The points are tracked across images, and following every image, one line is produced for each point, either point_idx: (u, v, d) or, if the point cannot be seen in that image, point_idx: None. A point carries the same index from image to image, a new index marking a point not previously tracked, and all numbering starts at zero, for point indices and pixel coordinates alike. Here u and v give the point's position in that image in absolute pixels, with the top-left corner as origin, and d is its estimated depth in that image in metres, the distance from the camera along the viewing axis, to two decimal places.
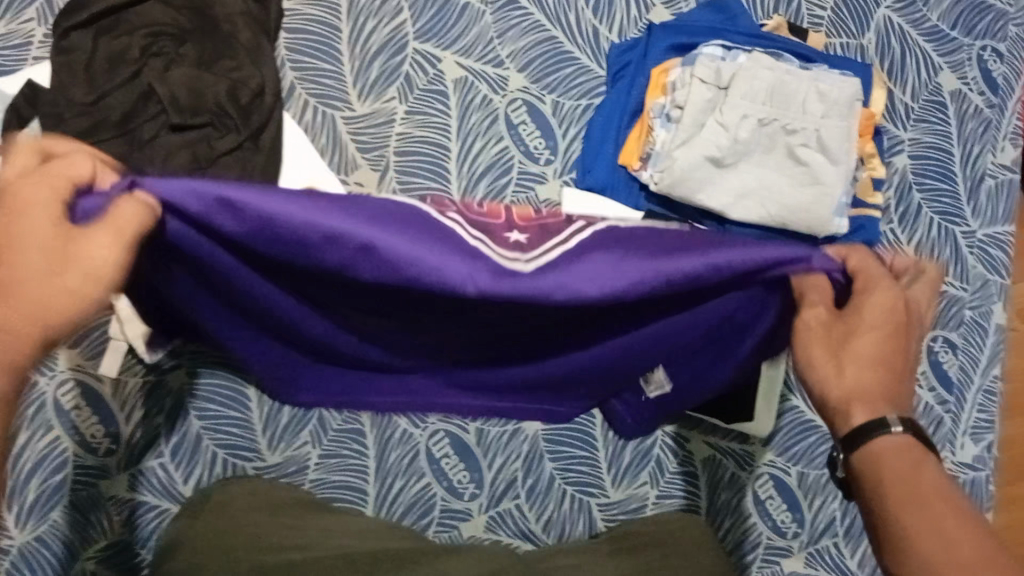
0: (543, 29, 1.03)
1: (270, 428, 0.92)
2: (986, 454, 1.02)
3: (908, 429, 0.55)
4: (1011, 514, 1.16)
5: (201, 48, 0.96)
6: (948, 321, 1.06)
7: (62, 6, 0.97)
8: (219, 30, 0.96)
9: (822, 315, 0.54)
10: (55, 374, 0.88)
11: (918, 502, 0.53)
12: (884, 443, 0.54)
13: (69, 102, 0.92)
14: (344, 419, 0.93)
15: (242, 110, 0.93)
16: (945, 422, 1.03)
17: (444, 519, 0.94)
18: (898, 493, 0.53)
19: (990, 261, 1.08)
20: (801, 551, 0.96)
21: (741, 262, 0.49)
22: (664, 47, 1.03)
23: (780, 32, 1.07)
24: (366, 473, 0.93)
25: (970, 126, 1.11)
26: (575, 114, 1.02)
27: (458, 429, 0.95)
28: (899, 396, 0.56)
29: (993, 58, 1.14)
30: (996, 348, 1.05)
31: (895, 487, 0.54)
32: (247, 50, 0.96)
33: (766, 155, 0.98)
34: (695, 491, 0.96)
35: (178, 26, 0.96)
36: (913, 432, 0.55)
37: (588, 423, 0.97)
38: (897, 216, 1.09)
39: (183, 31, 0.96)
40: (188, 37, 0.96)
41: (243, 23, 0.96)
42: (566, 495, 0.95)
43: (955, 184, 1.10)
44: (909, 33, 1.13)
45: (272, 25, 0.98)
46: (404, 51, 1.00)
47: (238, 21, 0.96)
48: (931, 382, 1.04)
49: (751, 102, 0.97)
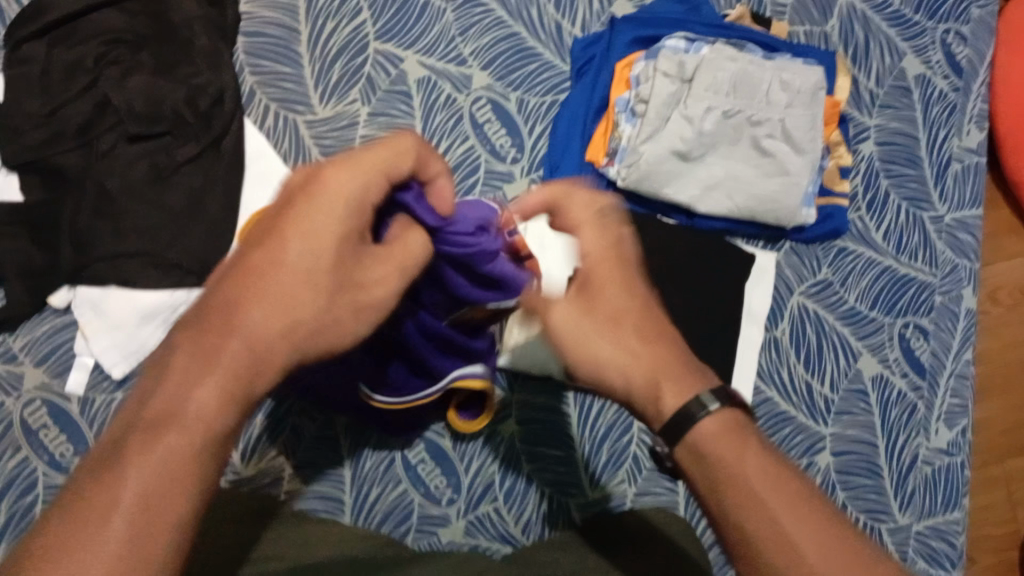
0: (505, 25, 1.02)
1: (242, 442, 0.92)
2: (961, 438, 1.02)
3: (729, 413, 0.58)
4: (988, 494, 1.16)
5: (157, 55, 0.94)
6: (918, 307, 1.06)
7: (15, 16, 0.95)
8: (176, 35, 0.95)
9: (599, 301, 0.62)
10: (21, 395, 0.86)
11: (763, 498, 0.54)
12: (708, 428, 0.57)
13: (25, 113, 0.91)
14: (318, 429, 0.93)
15: (201, 117, 0.93)
16: (920, 408, 1.03)
17: (422, 525, 0.93)
18: (746, 491, 0.54)
19: (958, 245, 1.08)
20: None
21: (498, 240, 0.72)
22: (626, 40, 1.02)
23: (743, 22, 1.07)
24: (343, 482, 0.92)
25: (935, 111, 1.11)
26: (540, 111, 1.01)
27: (434, 435, 0.95)
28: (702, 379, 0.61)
29: (957, 42, 1.14)
30: (968, 332, 1.06)
31: (747, 458, 0.56)
32: (205, 56, 0.95)
33: (732, 147, 0.97)
34: (672, 487, 0.97)
35: (135, 32, 0.95)
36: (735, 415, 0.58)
37: (565, 422, 0.97)
38: (864, 204, 1.09)
39: (140, 37, 0.95)
40: (144, 44, 0.95)
41: (201, 28, 0.95)
42: (544, 496, 0.94)
43: (922, 169, 1.10)
44: (872, 19, 1.13)
45: (230, 29, 0.97)
46: (365, 52, 0.99)
47: (195, 27, 0.95)
48: (903, 368, 1.04)
49: (715, 94, 0.97)
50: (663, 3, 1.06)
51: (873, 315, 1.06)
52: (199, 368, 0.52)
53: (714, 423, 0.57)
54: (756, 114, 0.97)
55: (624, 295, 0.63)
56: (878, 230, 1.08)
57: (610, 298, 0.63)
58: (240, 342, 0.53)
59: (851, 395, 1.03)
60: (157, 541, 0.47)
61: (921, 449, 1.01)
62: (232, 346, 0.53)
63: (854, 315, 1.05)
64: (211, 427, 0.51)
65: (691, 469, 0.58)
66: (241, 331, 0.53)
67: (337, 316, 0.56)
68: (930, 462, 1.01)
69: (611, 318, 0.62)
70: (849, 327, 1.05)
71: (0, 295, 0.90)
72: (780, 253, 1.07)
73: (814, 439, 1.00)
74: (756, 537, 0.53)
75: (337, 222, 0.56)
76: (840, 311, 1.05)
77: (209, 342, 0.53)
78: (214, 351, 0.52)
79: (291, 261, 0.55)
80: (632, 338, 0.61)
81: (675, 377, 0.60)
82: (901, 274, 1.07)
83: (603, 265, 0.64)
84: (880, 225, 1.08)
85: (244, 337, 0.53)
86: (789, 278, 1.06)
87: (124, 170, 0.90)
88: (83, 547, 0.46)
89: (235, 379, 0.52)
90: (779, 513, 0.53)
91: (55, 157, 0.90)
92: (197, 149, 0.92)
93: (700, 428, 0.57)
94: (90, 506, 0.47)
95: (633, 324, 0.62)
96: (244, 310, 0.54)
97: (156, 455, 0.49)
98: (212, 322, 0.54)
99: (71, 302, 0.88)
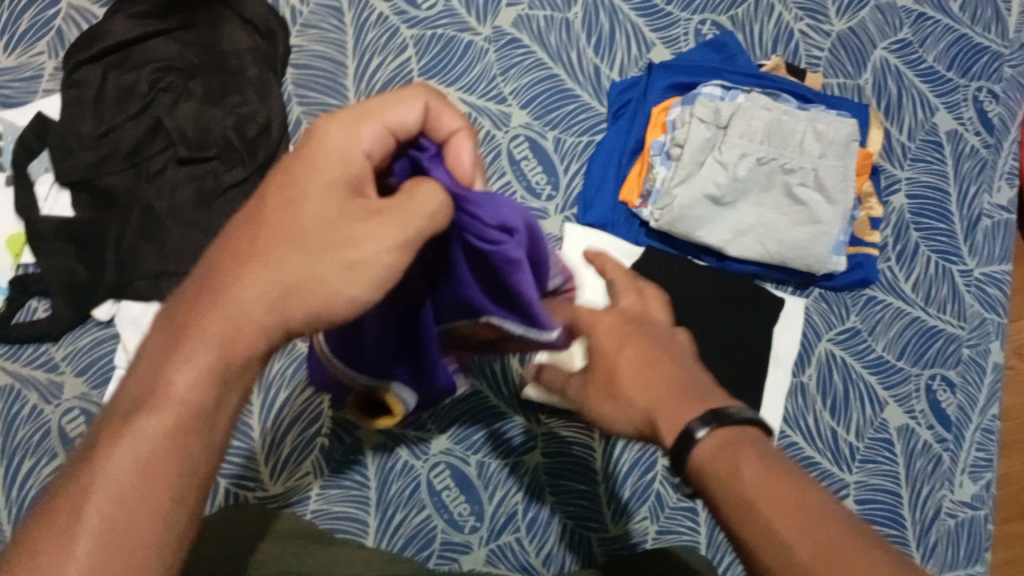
0: (545, 67, 1.05)
1: (272, 458, 0.93)
2: (985, 492, 1.02)
3: (720, 432, 0.58)
4: (1010, 551, 1.16)
5: (208, 83, 0.98)
6: (945, 360, 1.07)
7: (75, 39, 0.99)
8: (227, 64, 0.99)
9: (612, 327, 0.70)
10: (60, 404, 0.88)
11: (763, 500, 0.53)
12: (703, 452, 0.58)
13: (77, 134, 0.94)
14: (346, 450, 0.94)
15: (249, 143, 0.96)
16: (944, 460, 1.03)
17: (443, 551, 0.94)
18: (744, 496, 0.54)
19: (987, 299, 1.09)
20: None
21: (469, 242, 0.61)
22: (663, 86, 1.05)
23: (778, 72, 1.09)
24: (367, 504, 0.93)
25: (966, 166, 1.13)
26: (576, 150, 1.03)
27: (459, 462, 0.96)
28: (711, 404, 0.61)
29: (989, 99, 1.15)
30: (994, 388, 1.06)
31: (744, 468, 0.55)
32: (255, 85, 0.98)
33: (763, 195, 1.00)
34: (694, 527, 0.98)
35: (186, 60, 0.99)
36: (728, 435, 0.58)
37: (589, 456, 0.98)
38: (894, 254, 1.10)
39: (191, 65, 0.99)
40: (196, 71, 0.99)
41: (251, 59, 0.99)
42: (565, 529, 0.95)
43: (952, 224, 1.11)
44: (905, 74, 1.15)
45: (280, 62, 1.00)
46: (409, 87, 1.02)
47: (246, 57, 0.99)
48: (929, 420, 1.05)
49: (749, 141, 0.99)
50: (701, 52, 1.09)
51: (900, 364, 1.06)
52: (177, 354, 0.53)
53: (707, 445, 0.58)
54: (789, 163, 0.99)
55: (630, 350, 0.67)
56: (907, 281, 1.09)
57: (612, 354, 0.68)
58: (216, 330, 0.54)
59: (875, 444, 1.03)
60: (133, 544, 0.49)
61: (945, 501, 1.01)
62: (217, 325, 0.54)
63: (880, 364, 1.06)
64: (187, 412, 0.52)
65: (704, 483, 0.57)
66: (222, 312, 0.54)
67: (324, 281, 0.54)
68: (953, 515, 1.01)
69: (608, 371, 0.68)
70: (874, 375, 1.06)
71: (46, 306, 0.93)
72: (808, 299, 1.08)
73: (837, 485, 1.01)
74: (754, 541, 0.53)
75: (323, 187, 0.55)
76: (867, 359, 1.06)
77: (194, 326, 0.54)
78: (198, 337, 0.54)
79: (282, 229, 0.55)
80: (624, 387, 0.66)
81: (668, 408, 0.62)
82: (929, 326, 1.07)
83: (614, 330, 0.69)
84: (909, 276, 1.09)
85: (215, 331, 0.54)
86: (817, 324, 1.07)
87: (171, 192, 0.94)
88: (54, 543, 0.48)
89: (215, 367, 0.53)
90: (780, 512, 0.52)
91: (106, 177, 0.93)
92: (251, 167, 0.95)
93: (699, 448, 0.58)
94: (69, 505, 0.49)
95: (628, 373, 0.66)
96: (231, 282, 0.55)
97: (127, 444, 0.51)
98: (200, 305, 0.55)
99: (114, 316, 0.91)
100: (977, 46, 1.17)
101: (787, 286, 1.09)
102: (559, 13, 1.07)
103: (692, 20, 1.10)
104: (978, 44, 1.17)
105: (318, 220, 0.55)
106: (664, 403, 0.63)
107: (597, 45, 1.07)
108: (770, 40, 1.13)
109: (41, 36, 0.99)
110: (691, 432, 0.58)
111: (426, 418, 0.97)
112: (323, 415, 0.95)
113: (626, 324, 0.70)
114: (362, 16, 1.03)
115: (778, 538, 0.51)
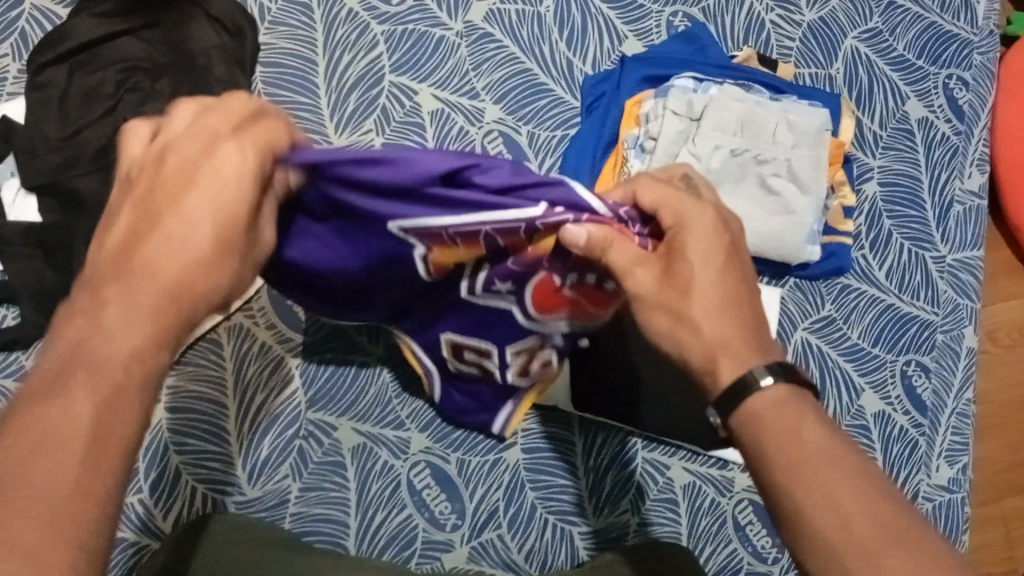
0: (517, 61, 1.04)
1: (250, 462, 0.92)
2: (961, 476, 1.04)
3: (785, 377, 0.62)
4: (987, 534, 1.17)
5: (176, 83, 0.97)
6: (920, 345, 1.08)
7: (38, 41, 0.97)
8: (195, 65, 0.98)
9: (699, 227, 0.64)
10: None
11: (818, 473, 0.57)
12: (762, 400, 0.61)
13: (45, 137, 0.93)
14: (324, 452, 0.94)
15: None
16: (920, 445, 1.04)
17: (425, 551, 0.93)
18: (793, 467, 0.58)
19: (960, 285, 1.10)
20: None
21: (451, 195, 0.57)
22: (636, 79, 1.05)
23: (750, 63, 1.09)
24: (347, 505, 0.93)
25: (937, 153, 1.14)
26: (550, 145, 1.03)
27: (440, 460, 0.96)
28: (765, 347, 0.64)
29: (959, 87, 1.16)
30: (968, 372, 1.08)
31: (805, 431, 0.60)
32: (222, 84, 0.97)
33: (738, 185, 0.99)
34: (675, 518, 0.98)
35: (153, 60, 0.98)
36: (789, 379, 0.62)
37: (570, 450, 0.98)
38: (867, 242, 1.10)
39: (159, 65, 0.97)
40: (163, 71, 0.97)
41: (218, 57, 0.98)
42: (548, 524, 0.96)
43: (924, 211, 1.12)
44: (876, 62, 1.15)
45: (248, 60, 0.99)
46: (380, 84, 1.01)
47: (214, 56, 0.98)
48: (905, 406, 1.05)
49: (723, 132, 0.99)
50: (674, 45, 1.08)
51: (875, 352, 1.07)
52: (95, 305, 0.53)
53: (770, 393, 0.61)
54: (763, 154, 0.99)
55: (714, 273, 0.65)
56: (881, 269, 1.09)
57: (692, 269, 0.64)
58: (139, 279, 0.54)
59: (852, 431, 1.03)
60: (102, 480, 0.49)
61: (922, 486, 1.02)
62: (147, 289, 0.54)
63: (855, 351, 1.06)
64: (144, 364, 0.53)
65: (755, 436, 0.61)
66: (149, 272, 0.54)
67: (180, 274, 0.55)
68: (931, 499, 1.02)
69: (682, 282, 0.64)
70: (851, 362, 1.06)
71: (14, 313, 0.91)
72: (784, 287, 1.07)
73: None
74: (802, 501, 0.57)
75: (202, 188, 0.55)
76: (842, 347, 1.06)
77: (107, 292, 0.54)
78: (120, 294, 0.54)
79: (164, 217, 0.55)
80: (695, 312, 0.64)
81: (735, 354, 0.63)
82: (904, 312, 1.08)
83: (709, 246, 0.64)
84: (883, 264, 1.09)
85: (164, 280, 0.54)
86: (794, 314, 1.07)
87: None
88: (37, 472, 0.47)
89: (160, 315, 0.54)
90: (828, 486, 0.57)
91: (73, 180, 0.92)
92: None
93: (760, 397, 0.61)
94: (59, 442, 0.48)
95: (705, 303, 0.64)
96: (132, 262, 0.55)
97: (92, 386, 0.50)
98: (115, 276, 0.54)
99: None
100: (946, 34, 1.18)
101: (763, 275, 1.08)
102: (531, 6, 1.06)
103: (664, 12, 1.10)
104: (947, 32, 1.18)
105: (188, 220, 0.55)
106: (733, 351, 0.63)
107: (569, 38, 1.07)
108: (740, 29, 1.13)
109: (5, 38, 0.98)
110: (748, 384, 0.61)
111: (405, 418, 0.96)
112: (300, 417, 0.94)
113: (720, 244, 0.66)
114: (332, 13, 1.02)
115: (840, 504, 0.56)
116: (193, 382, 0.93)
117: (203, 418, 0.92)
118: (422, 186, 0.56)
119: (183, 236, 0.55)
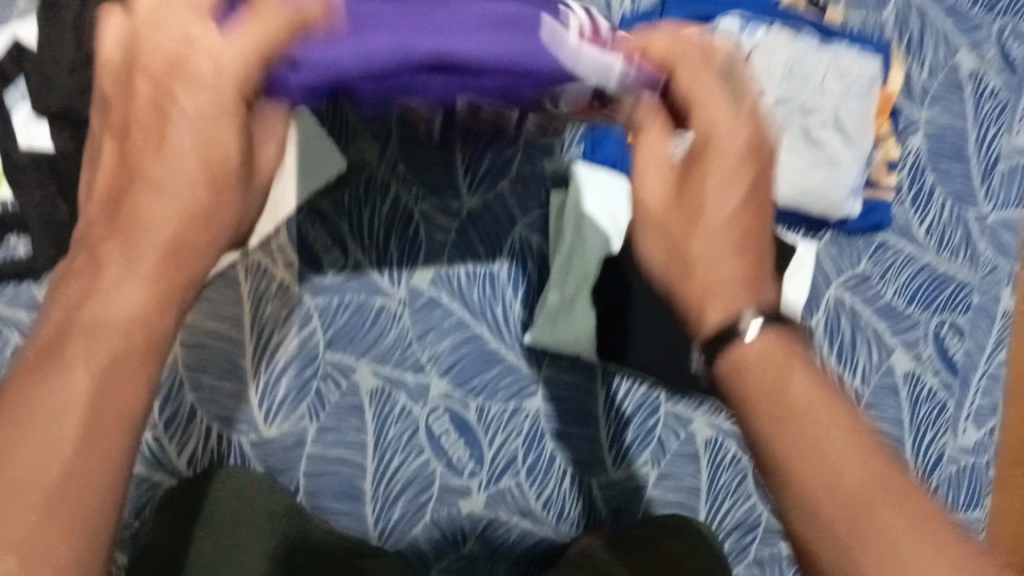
0: None
1: (266, 402, 0.90)
2: (986, 438, 1.08)
3: (771, 332, 0.50)
4: None
5: None
6: (956, 306, 1.06)
7: None
8: None
9: (740, 136, 0.52)
10: None
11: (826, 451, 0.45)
12: (747, 353, 0.50)
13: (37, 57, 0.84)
14: (342, 394, 0.92)
15: None
16: (949, 408, 1.06)
17: (443, 496, 0.94)
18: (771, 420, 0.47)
19: (1000, 244, 1.09)
20: (795, 529, 1.02)
21: (451, 89, 0.48)
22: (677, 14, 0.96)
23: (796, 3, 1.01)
24: (365, 449, 0.92)
25: (987, 107, 1.09)
26: None
27: (459, 407, 0.94)
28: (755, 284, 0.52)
29: (1015, 39, 1.11)
30: (1003, 333, 1.09)
31: (791, 383, 0.48)
32: None
33: (777, 135, 0.94)
34: (696, 473, 0.99)
35: None
36: (776, 334, 0.50)
37: (592, 400, 0.96)
38: (908, 198, 1.06)
39: None
40: None
41: None
42: (566, 474, 0.96)
43: (968, 164, 1.08)
44: (928, 9, 1.07)
45: None
46: None
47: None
48: (937, 366, 1.06)
49: (770, 80, 0.93)
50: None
51: (908, 311, 1.05)
52: (87, 278, 0.43)
53: (755, 345, 0.50)
54: (806, 103, 0.94)
55: (731, 210, 0.53)
56: (920, 226, 1.06)
57: (705, 199, 0.53)
58: (110, 247, 0.44)
59: (883, 390, 1.04)
60: (119, 522, 0.46)
61: (950, 450, 1.06)
62: (145, 251, 0.44)
63: (889, 310, 1.04)
64: (148, 332, 0.43)
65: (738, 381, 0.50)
66: (136, 224, 0.44)
67: (196, 237, 0.45)
68: (955, 461, 1.07)
69: (693, 211, 0.54)
70: (884, 321, 1.04)
71: (25, 243, 0.91)
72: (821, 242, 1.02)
73: None
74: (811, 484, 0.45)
75: (174, 138, 0.44)
76: (876, 305, 1.04)
77: (102, 256, 0.44)
78: (98, 259, 0.43)
79: (139, 164, 0.45)
80: (693, 250, 0.53)
81: (728, 295, 0.52)
82: (940, 272, 1.06)
83: (734, 167, 0.53)
84: (923, 222, 1.06)
85: (157, 237, 0.44)
86: (829, 272, 1.03)
87: None
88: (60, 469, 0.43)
89: (163, 279, 0.44)
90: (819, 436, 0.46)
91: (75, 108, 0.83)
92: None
93: (742, 348, 0.50)
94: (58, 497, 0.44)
95: (706, 241, 0.53)
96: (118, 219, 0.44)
97: (93, 357, 0.41)
98: (109, 235, 0.44)
99: None
100: None
101: (800, 226, 1.01)
102: None
103: None
104: None
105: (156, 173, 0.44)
106: (731, 289, 0.52)
107: None
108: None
109: None
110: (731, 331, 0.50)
111: (425, 362, 0.93)
112: (318, 358, 0.91)
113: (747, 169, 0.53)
114: None
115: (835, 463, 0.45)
116: (206, 323, 0.88)
117: (216, 358, 0.89)
118: (396, 76, 0.46)
119: (118, 208, 0.45)
